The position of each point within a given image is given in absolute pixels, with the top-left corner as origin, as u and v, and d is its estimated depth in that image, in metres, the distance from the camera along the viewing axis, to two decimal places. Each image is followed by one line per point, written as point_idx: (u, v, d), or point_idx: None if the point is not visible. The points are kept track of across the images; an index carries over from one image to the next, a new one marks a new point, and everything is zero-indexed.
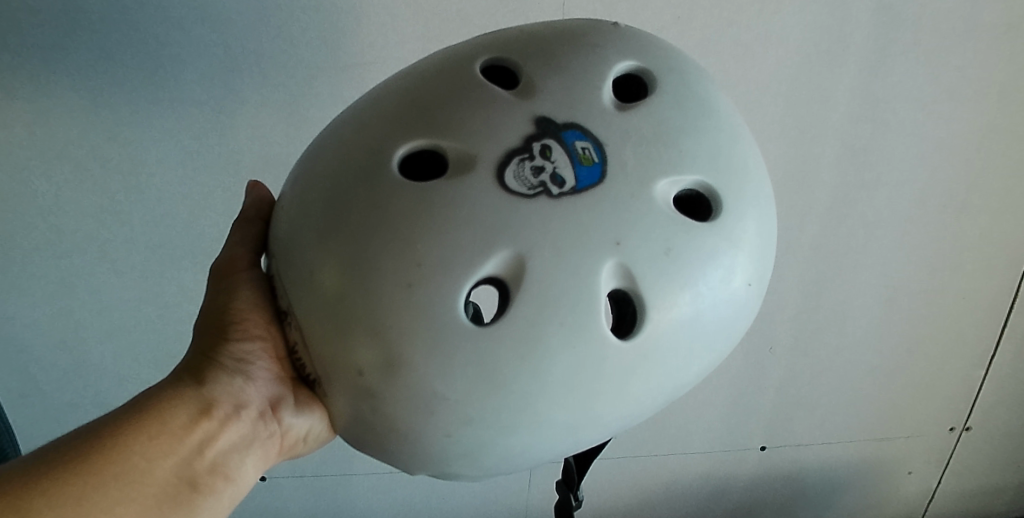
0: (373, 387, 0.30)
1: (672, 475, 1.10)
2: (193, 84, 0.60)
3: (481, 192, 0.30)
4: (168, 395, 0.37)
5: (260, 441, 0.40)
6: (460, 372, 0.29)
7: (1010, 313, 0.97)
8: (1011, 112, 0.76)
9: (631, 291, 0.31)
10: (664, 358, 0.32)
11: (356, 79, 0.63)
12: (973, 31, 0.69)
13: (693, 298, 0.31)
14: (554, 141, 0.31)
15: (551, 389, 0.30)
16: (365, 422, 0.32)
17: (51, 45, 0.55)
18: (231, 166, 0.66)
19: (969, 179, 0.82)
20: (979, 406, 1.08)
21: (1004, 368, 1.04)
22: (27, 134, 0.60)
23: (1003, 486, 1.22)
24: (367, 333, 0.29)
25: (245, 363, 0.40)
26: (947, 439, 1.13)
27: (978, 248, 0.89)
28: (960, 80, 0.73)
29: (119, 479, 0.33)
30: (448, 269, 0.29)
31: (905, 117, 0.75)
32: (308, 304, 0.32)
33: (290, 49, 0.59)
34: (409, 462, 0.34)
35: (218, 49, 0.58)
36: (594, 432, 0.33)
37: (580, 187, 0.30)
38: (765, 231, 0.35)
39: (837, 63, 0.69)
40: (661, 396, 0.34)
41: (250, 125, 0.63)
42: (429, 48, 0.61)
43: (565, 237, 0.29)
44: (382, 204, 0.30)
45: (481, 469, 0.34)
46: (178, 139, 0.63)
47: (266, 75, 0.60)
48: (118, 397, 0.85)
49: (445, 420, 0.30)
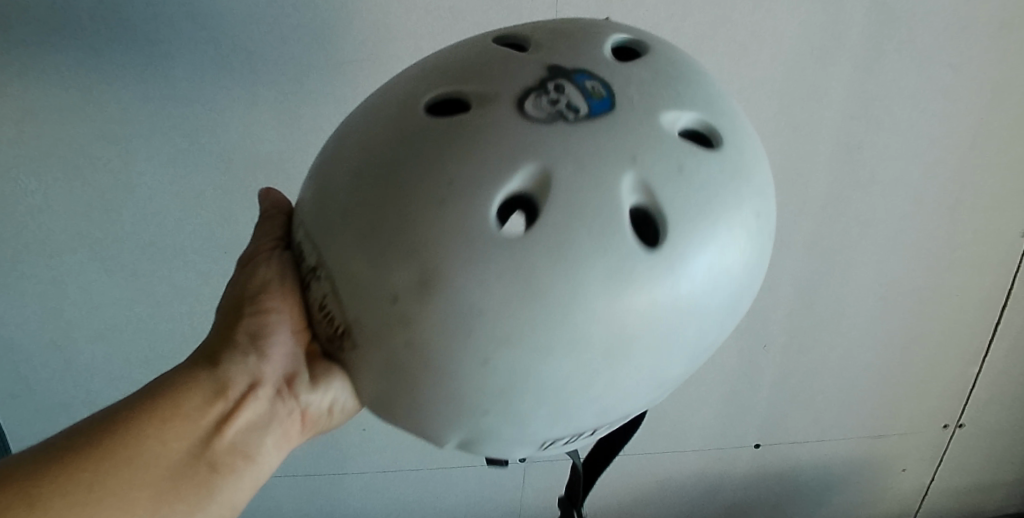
0: (406, 312, 0.32)
1: (666, 474, 1.14)
2: (212, 78, 0.63)
3: (504, 122, 0.34)
4: (186, 380, 0.40)
5: (279, 417, 0.43)
6: (494, 281, 0.31)
7: (1004, 309, 1.00)
8: (1001, 112, 0.80)
9: (651, 204, 0.34)
10: (691, 278, 0.34)
11: (372, 76, 0.66)
12: (965, 32, 0.73)
13: (709, 214, 0.34)
14: (567, 81, 0.35)
15: (586, 298, 0.31)
16: (400, 359, 0.34)
17: (85, 39, 0.59)
18: (242, 163, 0.69)
19: (959, 183, 0.85)
20: (972, 403, 1.12)
21: (997, 363, 1.07)
22: (52, 128, 0.63)
23: (997, 482, 1.25)
24: (405, 263, 0.32)
25: (261, 342, 0.43)
26: (941, 436, 1.16)
27: (969, 248, 0.93)
28: (952, 79, 0.76)
29: (130, 462, 0.36)
30: (474, 188, 0.32)
31: (898, 115, 0.78)
32: (342, 262, 0.34)
33: (310, 46, 0.63)
34: (445, 409, 0.36)
35: (243, 49, 0.62)
36: (631, 365, 0.34)
37: (594, 113, 0.34)
38: (763, 218, 0.38)
39: (828, 63, 0.72)
40: (688, 333, 0.35)
41: (266, 120, 0.66)
42: (444, 50, 0.64)
43: (585, 154, 0.33)
44: (413, 145, 0.34)
45: (517, 416, 0.36)
46: (197, 137, 0.66)
47: (284, 70, 0.64)
48: (110, 397, 0.83)
49: (482, 344, 0.32)
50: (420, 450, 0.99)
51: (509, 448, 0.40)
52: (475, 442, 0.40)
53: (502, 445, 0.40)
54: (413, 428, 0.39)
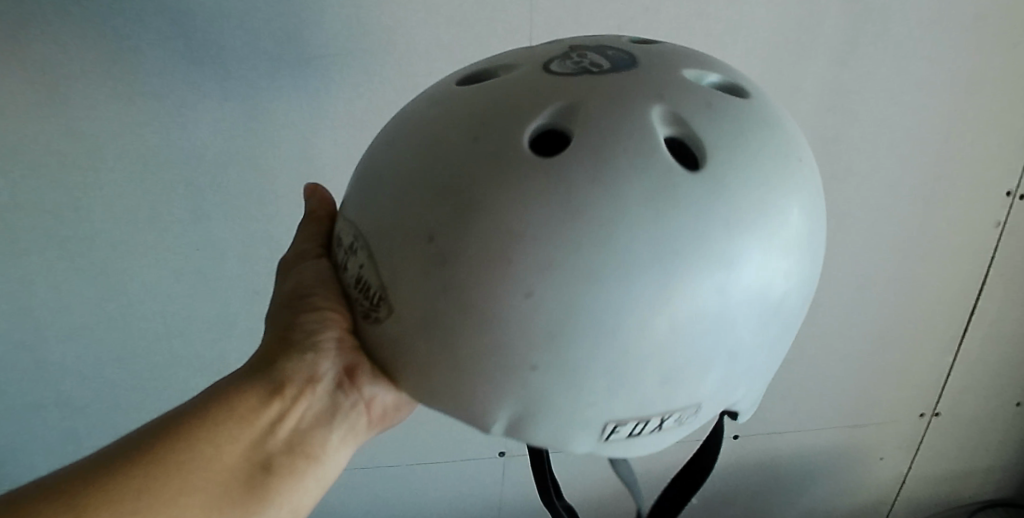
0: (440, 246, 0.31)
1: (647, 466, 1.13)
2: (179, 72, 0.60)
3: (533, 83, 0.34)
4: (240, 382, 0.40)
5: (338, 411, 0.43)
6: (533, 204, 0.30)
7: (980, 297, 1.01)
8: (976, 103, 0.80)
9: (681, 135, 0.34)
10: (753, 218, 0.32)
11: (346, 70, 0.63)
12: (939, 23, 0.73)
13: (780, 189, 0.33)
14: (592, 52, 0.37)
15: (627, 222, 0.30)
16: (432, 319, 0.32)
17: (47, 34, 0.56)
18: (211, 161, 0.65)
19: (935, 173, 0.86)
20: (948, 393, 1.13)
21: (973, 352, 1.08)
22: (15, 123, 0.59)
23: (975, 470, 1.26)
24: (425, 218, 0.32)
25: (317, 337, 0.41)
26: (918, 425, 1.17)
27: (946, 239, 0.93)
28: (931, 68, 0.76)
29: (178, 468, 0.36)
30: (510, 124, 0.32)
31: (875, 108, 0.78)
32: (375, 241, 0.34)
33: (285, 38, 0.60)
34: (492, 372, 0.32)
35: (213, 43, 0.59)
36: (702, 320, 0.31)
37: (616, 67, 0.35)
38: (781, 257, 0.33)
39: (805, 56, 0.72)
40: (755, 292, 0.32)
41: (231, 115, 0.63)
42: (416, 43, 0.62)
43: (618, 102, 0.32)
44: (446, 114, 0.34)
45: (567, 368, 0.31)
46: (168, 134, 0.63)
47: (248, 59, 0.60)
48: (78, 400, 0.79)
49: (517, 275, 0.30)
50: (401, 445, 0.97)
51: (566, 431, 0.35)
52: (529, 422, 0.34)
53: (558, 427, 0.34)
54: (460, 406, 0.35)
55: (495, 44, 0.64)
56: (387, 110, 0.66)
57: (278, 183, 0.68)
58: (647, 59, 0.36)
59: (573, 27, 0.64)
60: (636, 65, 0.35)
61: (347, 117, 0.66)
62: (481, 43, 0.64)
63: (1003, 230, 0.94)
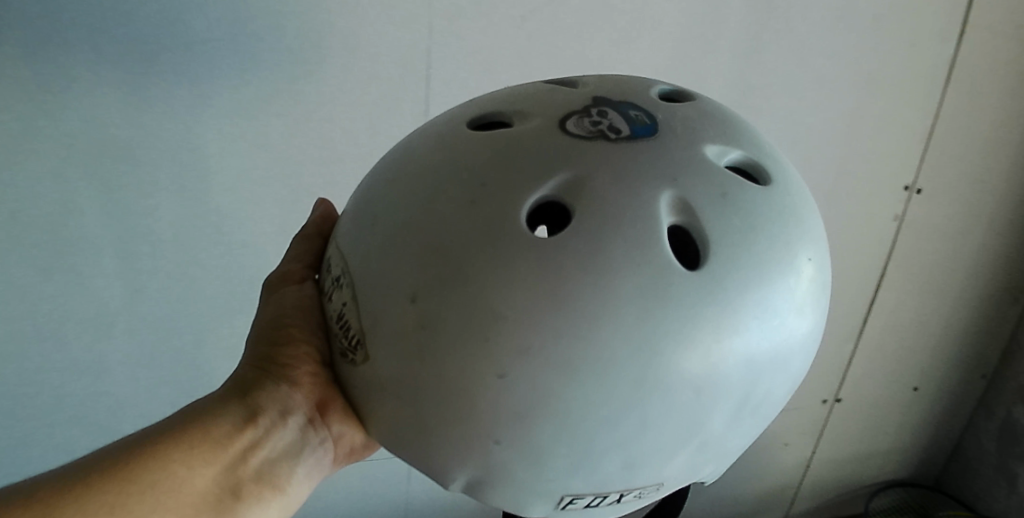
0: (422, 313, 0.27)
1: None
2: (50, 45, 0.53)
3: (546, 136, 0.29)
4: (215, 406, 0.38)
5: (305, 447, 0.42)
6: (521, 286, 0.25)
7: (879, 290, 1.10)
8: (865, 104, 0.87)
9: (688, 224, 0.28)
10: (756, 317, 0.28)
11: (243, 45, 0.59)
12: (830, 27, 0.78)
13: (787, 284, 0.29)
14: (611, 109, 0.31)
15: (621, 320, 0.25)
16: (403, 387, 0.28)
17: None
18: (87, 147, 0.59)
19: (835, 169, 0.92)
20: (850, 380, 1.23)
21: (874, 339, 1.18)
22: None
23: (874, 452, 1.38)
24: (410, 277, 0.27)
25: (296, 368, 0.40)
26: (821, 411, 1.26)
27: (850, 231, 1.01)
28: (827, 67, 0.82)
29: (156, 489, 0.33)
30: (512, 182, 0.27)
31: (776, 104, 0.82)
32: (359, 285, 0.30)
33: (173, 8, 0.55)
34: (451, 440, 0.28)
35: (86, 14, 0.53)
36: (686, 417, 0.28)
37: (635, 135, 0.29)
38: (783, 345, 0.30)
39: (713, 51, 0.75)
40: (741, 389, 0.29)
41: (110, 93, 0.57)
42: (318, 18, 0.60)
43: (621, 173, 0.28)
44: (457, 153, 0.29)
45: (535, 450, 0.28)
46: (34, 117, 0.56)
47: (132, 29, 0.55)
48: None
49: (493, 356, 0.26)
50: None
51: (522, 497, 0.31)
52: (484, 487, 0.31)
53: (510, 494, 0.31)
54: (420, 461, 0.31)
55: (421, 21, 0.63)
56: (289, 90, 0.63)
57: (168, 169, 0.63)
58: (670, 126, 0.30)
59: (473, 15, 0.64)
60: (656, 134, 0.30)
61: (267, 94, 0.62)
62: (384, 24, 0.62)
63: (900, 223, 1.02)
